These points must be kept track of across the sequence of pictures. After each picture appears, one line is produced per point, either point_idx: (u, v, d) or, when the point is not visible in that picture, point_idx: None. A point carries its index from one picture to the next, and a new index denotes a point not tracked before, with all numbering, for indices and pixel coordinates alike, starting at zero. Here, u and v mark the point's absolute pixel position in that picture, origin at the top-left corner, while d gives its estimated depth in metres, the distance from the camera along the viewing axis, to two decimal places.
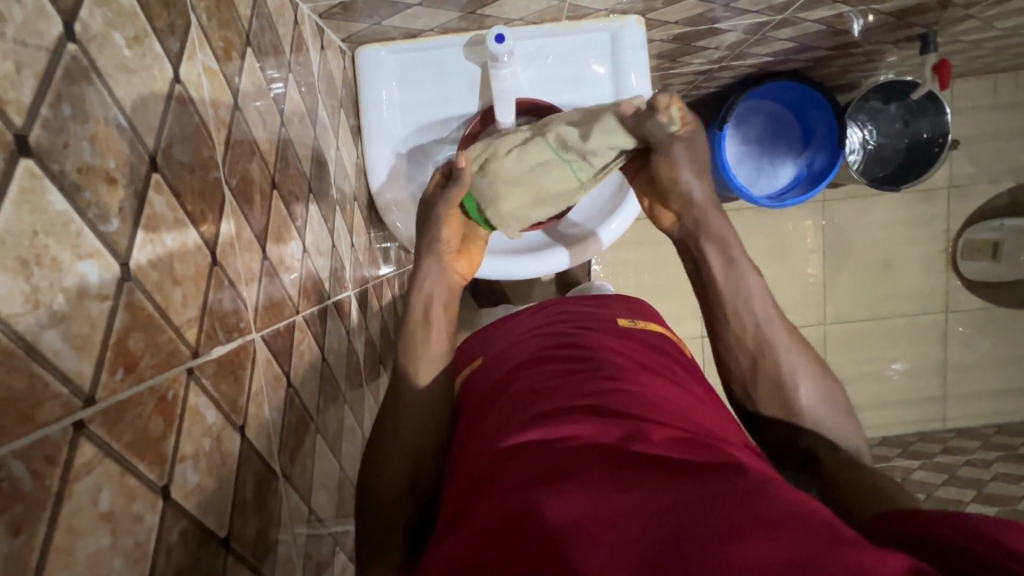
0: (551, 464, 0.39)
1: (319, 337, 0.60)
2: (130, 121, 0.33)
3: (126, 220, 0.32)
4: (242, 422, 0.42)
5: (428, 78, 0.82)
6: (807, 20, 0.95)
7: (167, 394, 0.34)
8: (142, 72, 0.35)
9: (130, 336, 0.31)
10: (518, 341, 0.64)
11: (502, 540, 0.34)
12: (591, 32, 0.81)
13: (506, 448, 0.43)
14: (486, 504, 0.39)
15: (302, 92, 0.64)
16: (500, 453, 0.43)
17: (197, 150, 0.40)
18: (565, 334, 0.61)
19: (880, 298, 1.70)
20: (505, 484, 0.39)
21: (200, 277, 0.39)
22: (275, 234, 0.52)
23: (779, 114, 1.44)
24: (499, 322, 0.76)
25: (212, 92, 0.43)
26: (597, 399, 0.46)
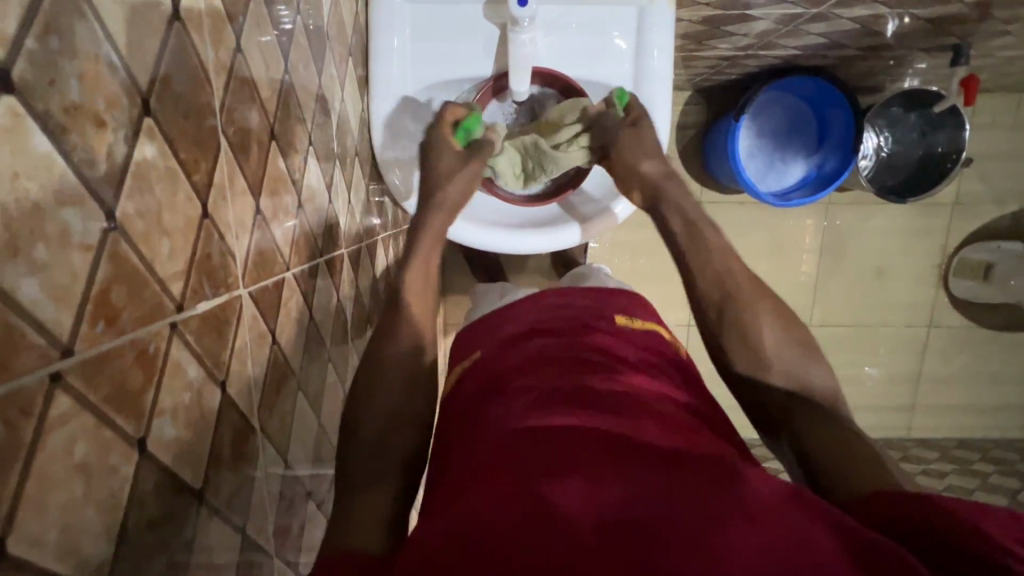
0: (555, 455, 0.39)
1: (308, 296, 0.60)
2: (124, 60, 0.31)
3: (114, 166, 0.30)
4: (224, 377, 0.42)
5: (443, 33, 0.79)
6: (843, 17, 0.92)
7: (148, 347, 0.33)
8: (138, 5, 0.32)
9: (112, 288, 0.30)
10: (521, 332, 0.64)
11: (498, 522, 0.34)
12: (619, 5, 0.77)
13: (508, 433, 0.43)
14: (486, 485, 0.39)
15: (310, 37, 0.61)
16: (501, 438, 0.43)
17: (195, 95, 0.38)
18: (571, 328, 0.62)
19: (867, 305, 1.71)
20: (505, 468, 0.39)
21: (190, 230, 0.38)
22: (271, 187, 0.50)
23: (797, 108, 1.39)
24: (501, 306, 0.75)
25: (213, 32, 0.41)
26: (603, 399, 0.46)
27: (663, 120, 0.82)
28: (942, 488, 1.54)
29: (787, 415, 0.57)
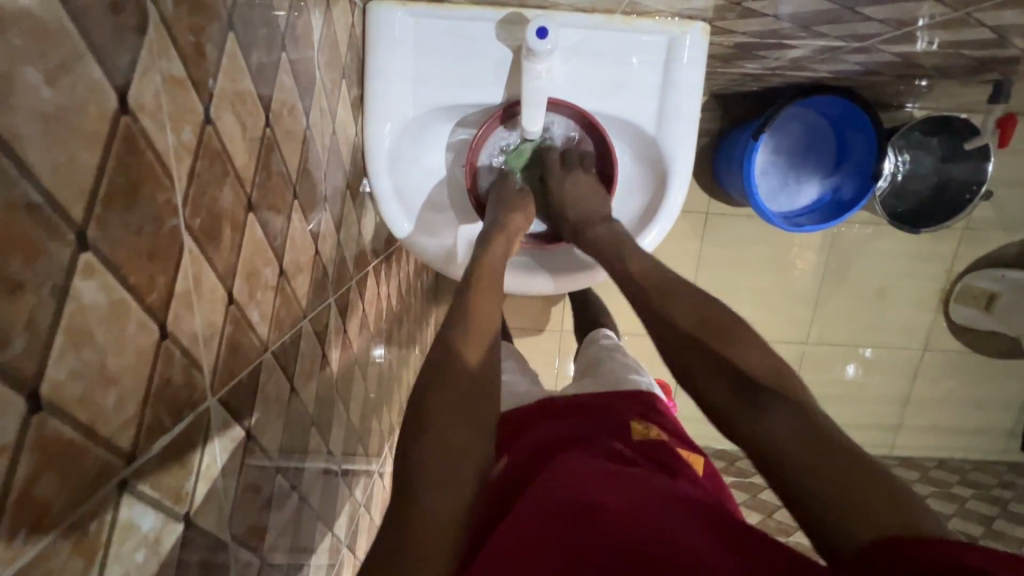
0: (584, 541, 0.38)
1: (289, 368, 0.54)
2: (53, 194, 0.25)
3: (37, 334, 0.24)
4: (187, 509, 0.37)
5: (449, 52, 0.70)
6: (886, 51, 0.84)
7: (88, 527, 0.28)
8: (73, 115, 0.26)
9: (39, 480, 0.25)
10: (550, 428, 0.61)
11: None
12: (648, 33, 0.70)
13: (534, 506, 0.43)
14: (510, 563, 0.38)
15: (295, 71, 0.53)
16: (528, 511, 0.43)
17: (151, 197, 0.32)
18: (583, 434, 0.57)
19: (866, 326, 1.59)
20: (534, 548, 0.39)
21: (143, 364, 0.32)
22: (247, 266, 0.44)
23: (817, 126, 1.32)
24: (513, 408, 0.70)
25: (175, 110, 0.33)
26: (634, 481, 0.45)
27: (685, 165, 0.75)
28: None
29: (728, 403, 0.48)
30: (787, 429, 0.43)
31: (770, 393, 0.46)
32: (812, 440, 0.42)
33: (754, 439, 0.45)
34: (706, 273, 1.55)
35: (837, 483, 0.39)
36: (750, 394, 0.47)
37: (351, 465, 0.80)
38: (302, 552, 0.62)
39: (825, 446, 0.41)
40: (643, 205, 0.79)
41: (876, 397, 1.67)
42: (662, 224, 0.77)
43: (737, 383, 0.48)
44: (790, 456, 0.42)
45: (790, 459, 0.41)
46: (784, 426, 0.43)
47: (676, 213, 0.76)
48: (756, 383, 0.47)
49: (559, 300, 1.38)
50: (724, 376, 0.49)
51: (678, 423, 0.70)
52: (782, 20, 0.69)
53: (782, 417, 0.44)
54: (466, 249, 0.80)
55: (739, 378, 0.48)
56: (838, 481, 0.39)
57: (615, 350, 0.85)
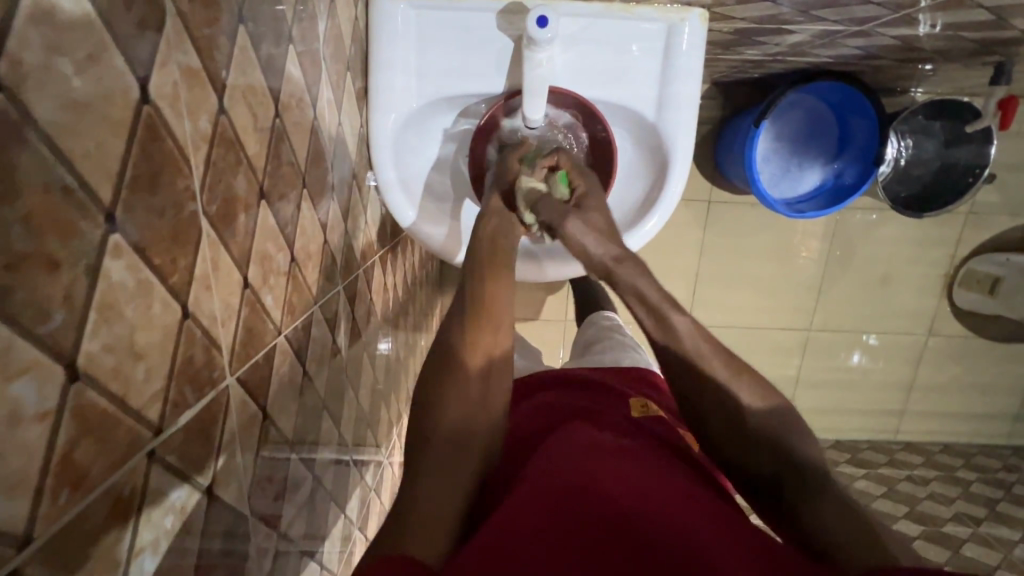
0: (592, 518, 0.40)
1: (302, 352, 0.56)
2: (86, 177, 0.26)
3: (73, 309, 0.26)
4: (210, 481, 0.39)
5: (451, 43, 0.71)
6: (885, 34, 0.85)
7: (124, 492, 0.30)
8: (101, 103, 0.27)
9: (78, 446, 0.27)
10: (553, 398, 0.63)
11: None
12: (647, 20, 0.71)
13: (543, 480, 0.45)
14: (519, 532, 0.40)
15: (302, 63, 0.54)
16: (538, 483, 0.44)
17: (171, 183, 0.33)
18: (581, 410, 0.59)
19: (869, 312, 1.60)
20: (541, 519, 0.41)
21: (168, 341, 0.33)
22: (261, 253, 0.45)
23: (819, 112, 1.31)
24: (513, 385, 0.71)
25: (192, 100, 0.35)
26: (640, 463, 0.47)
27: (686, 150, 0.76)
28: (925, 495, 1.55)
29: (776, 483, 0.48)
30: (838, 522, 0.44)
31: (825, 481, 0.47)
32: (863, 534, 0.43)
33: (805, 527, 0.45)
34: (709, 261, 1.56)
35: (884, 574, 0.40)
36: (798, 481, 0.47)
37: (361, 450, 0.82)
38: (317, 532, 0.64)
39: (873, 541, 0.42)
40: (643, 194, 0.81)
41: (880, 383, 1.68)
42: (663, 210, 0.78)
43: (784, 466, 0.48)
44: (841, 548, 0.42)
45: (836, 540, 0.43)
46: (835, 516, 0.44)
47: (677, 199, 0.78)
48: (806, 467, 0.48)
49: (562, 289, 1.40)
50: (768, 451, 0.49)
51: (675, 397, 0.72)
52: (781, 5, 0.70)
53: (833, 511, 0.45)
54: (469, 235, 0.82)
55: (788, 459, 0.48)
56: (882, 572, 0.40)
57: (613, 330, 0.87)
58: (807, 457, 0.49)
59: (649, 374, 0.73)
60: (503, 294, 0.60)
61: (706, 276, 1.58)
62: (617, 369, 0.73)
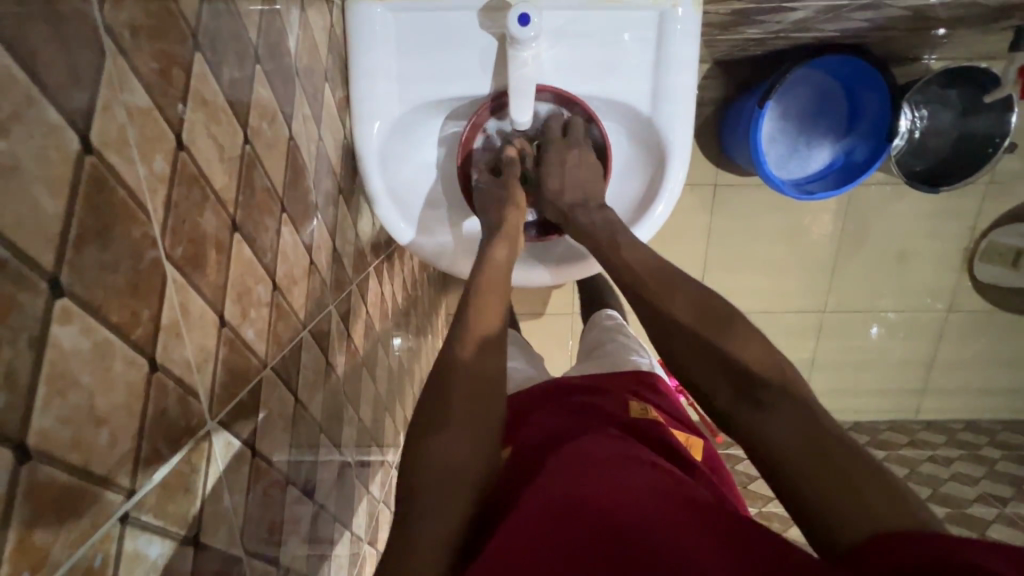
0: (588, 538, 0.38)
1: (292, 379, 0.54)
2: (19, 246, 0.25)
3: (16, 388, 0.25)
4: (196, 531, 0.38)
5: (432, 46, 0.68)
6: (895, 6, 0.80)
7: (94, 562, 0.29)
8: (33, 164, 0.26)
9: (37, 526, 0.26)
10: (558, 410, 0.61)
11: None
12: (638, 10, 0.67)
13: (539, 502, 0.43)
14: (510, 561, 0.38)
15: (272, 80, 0.52)
16: (535, 504, 0.43)
17: (125, 233, 0.31)
18: (578, 421, 0.57)
19: (885, 290, 1.55)
20: (539, 544, 0.39)
21: (134, 398, 0.32)
22: (237, 289, 0.44)
23: (828, 87, 1.25)
24: (516, 397, 0.69)
25: (143, 141, 0.33)
26: (645, 473, 0.45)
27: (685, 143, 0.72)
28: (948, 476, 1.51)
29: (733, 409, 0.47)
30: (790, 431, 0.42)
31: (783, 397, 0.45)
32: (815, 444, 0.41)
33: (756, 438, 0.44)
34: (717, 246, 1.52)
35: (832, 478, 0.39)
36: (749, 399, 0.46)
37: (367, 462, 0.81)
38: (322, 554, 0.64)
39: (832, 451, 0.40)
40: (642, 187, 0.77)
41: (899, 362, 1.63)
42: (663, 206, 0.75)
43: (739, 384, 0.47)
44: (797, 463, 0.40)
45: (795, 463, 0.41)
46: (787, 425, 0.43)
47: (678, 192, 0.74)
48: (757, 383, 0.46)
49: (567, 284, 1.37)
50: (721, 370, 0.49)
51: (679, 404, 0.70)
52: None
53: (787, 424, 0.43)
54: (472, 247, 0.79)
55: (740, 373, 0.48)
56: (836, 486, 0.38)
57: (616, 331, 0.85)
58: (769, 376, 0.46)
59: (650, 379, 0.71)
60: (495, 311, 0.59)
61: (715, 262, 1.54)
62: (621, 373, 0.71)
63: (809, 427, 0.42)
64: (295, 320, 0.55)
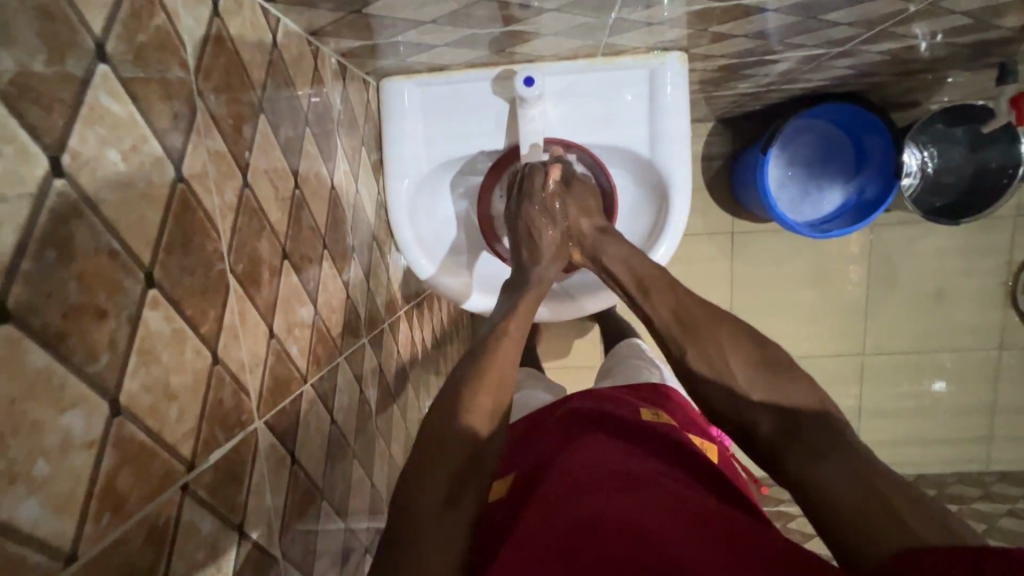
0: (579, 563, 0.39)
1: (329, 399, 0.59)
2: (125, 241, 0.32)
3: (117, 353, 0.31)
4: (241, 520, 0.42)
5: (452, 113, 0.79)
6: (871, 51, 0.86)
7: (158, 520, 0.33)
8: (140, 182, 0.33)
9: (119, 474, 0.30)
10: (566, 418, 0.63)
11: None
12: (629, 69, 0.76)
13: (539, 531, 0.43)
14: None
15: (319, 142, 0.62)
16: (536, 527, 0.44)
17: (201, 247, 0.39)
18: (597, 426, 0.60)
19: (927, 331, 1.50)
20: (551, 549, 0.41)
21: (199, 383, 0.38)
22: (285, 307, 0.51)
23: (830, 135, 1.32)
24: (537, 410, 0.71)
25: (219, 176, 0.41)
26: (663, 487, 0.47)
27: (684, 180, 0.78)
28: None
29: (778, 450, 0.48)
30: (840, 472, 0.43)
31: (832, 439, 0.46)
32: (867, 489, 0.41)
33: (798, 477, 0.46)
34: (742, 292, 1.53)
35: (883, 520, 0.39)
36: (792, 430, 0.48)
37: None
38: None
39: (872, 489, 0.41)
40: (649, 227, 0.83)
41: (956, 407, 1.54)
42: (670, 239, 0.80)
43: (785, 422, 0.49)
44: (846, 516, 0.41)
45: (836, 494, 0.42)
46: (834, 468, 0.44)
47: (682, 226, 0.79)
48: (802, 422, 0.48)
49: (592, 333, 1.40)
50: (764, 407, 0.51)
51: (694, 409, 0.72)
52: (754, 38, 0.74)
53: (836, 465, 0.44)
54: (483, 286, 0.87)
55: (787, 416, 0.49)
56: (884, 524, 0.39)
57: (631, 355, 0.88)
58: (811, 416, 0.49)
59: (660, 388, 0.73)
60: (512, 351, 0.62)
61: (740, 308, 1.54)
62: (637, 387, 0.72)
63: (852, 472, 0.43)
64: (332, 345, 0.61)
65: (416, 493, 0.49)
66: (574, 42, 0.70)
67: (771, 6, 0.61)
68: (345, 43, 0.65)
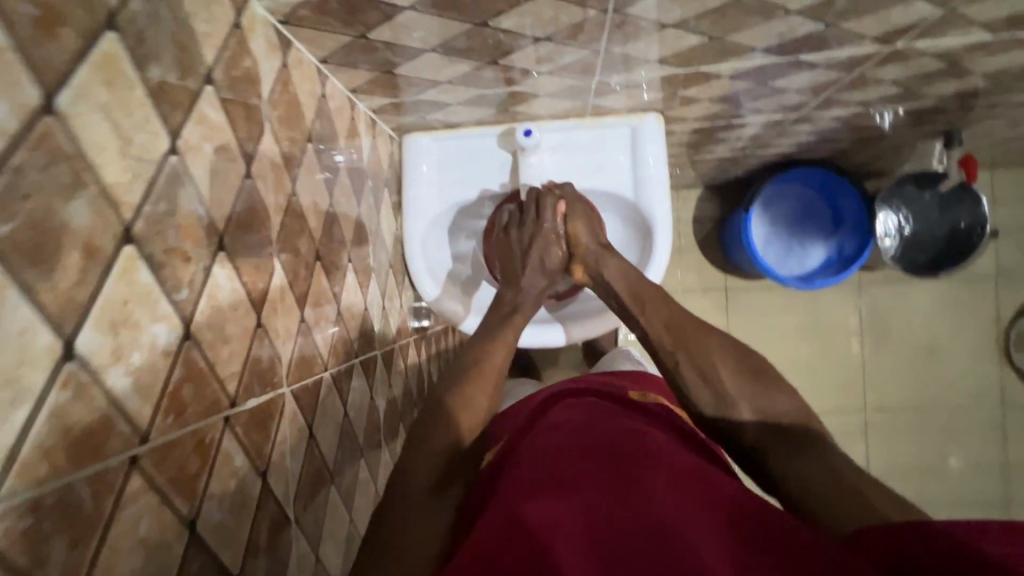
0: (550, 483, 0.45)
1: (343, 393, 0.66)
2: (208, 210, 0.42)
3: (193, 291, 0.39)
4: (265, 468, 0.47)
5: (462, 162, 0.92)
6: (825, 117, 1.00)
7: (205, 438, 0.40)
8: (222, 171, 0.44)
9: (184, 386, 0.38)
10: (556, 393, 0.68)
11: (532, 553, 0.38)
12: (613, 126, 0.90)
13: (521, 470, 0.48)
14: (495, 522, 0.42)
15: (351, 176, 0.74)
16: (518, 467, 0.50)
17: (257, 230, 0.48)
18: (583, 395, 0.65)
19: (926, 386, 1.53)
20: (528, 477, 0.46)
21: (245, 337, 0.45)
22: (314, 300, 0.59)
23: (808, 198, 1.44)
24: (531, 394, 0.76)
25: (275, 181, 0.52)
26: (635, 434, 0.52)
27: (664, 219, 0.89)
28: None
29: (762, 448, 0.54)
30: (815, 469, 0.49)
31: (810, 443, 0.52)
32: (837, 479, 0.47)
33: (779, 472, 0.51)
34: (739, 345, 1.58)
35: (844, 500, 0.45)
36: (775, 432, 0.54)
37: None
38: None
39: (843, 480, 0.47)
40: (636, 261, 0.93)
41: (967, 466, 1.51)
42: (654, 270, 0.89)
43: (770, 428, 0.55)
44: (815, 497, 0.47)
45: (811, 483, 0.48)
46: (810, 464, 0.50)
47: (665, 259, 0.89)
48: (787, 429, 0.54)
49: None
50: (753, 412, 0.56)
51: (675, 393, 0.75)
52: (719, 103, 0.88)
53: (810, 463, 0.50)
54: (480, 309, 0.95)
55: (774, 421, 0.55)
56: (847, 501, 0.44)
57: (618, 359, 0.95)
58: (794, 422, 0.54)
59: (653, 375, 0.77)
60: (492, 363, 0.68)
61: None
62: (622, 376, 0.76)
63: (825, 466, 0.49)
64: (349, 345, 0.68)
65: (416, 475, 0.54)
66: (565, 103, 0.84)
67: (726, 73, 0.75)
68: (377, 101, 0.79)
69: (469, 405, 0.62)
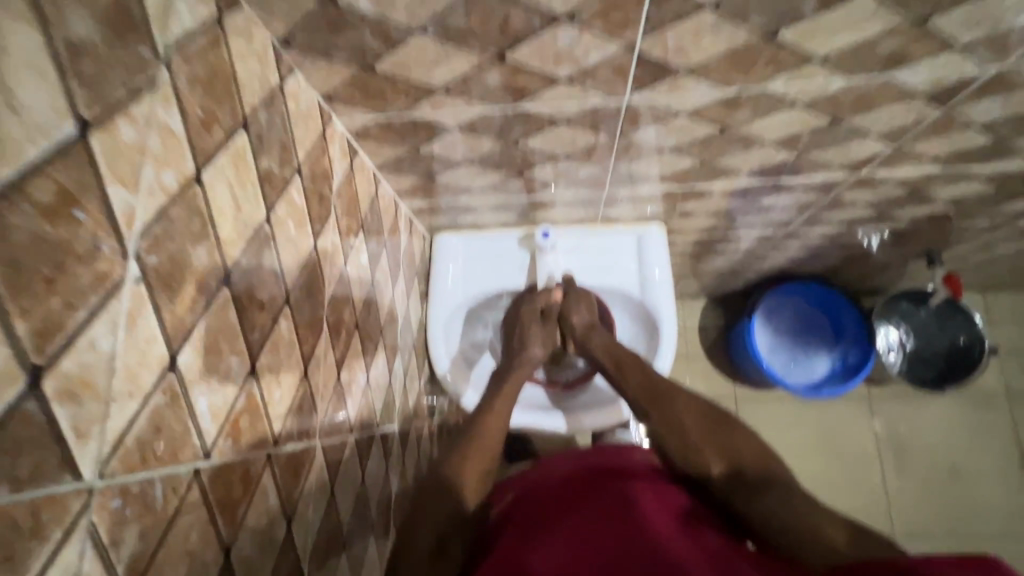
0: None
1: (363, 459, 0.68)
2: (283, 272, 0.50)
3: (262, 335, 0.46)
4: (292, 514, 0.50)
5: (485, 258, 1.03)
6: (812, 233, 1.11)
7: (251, 468, 0.43)
8: (297, 242, 0.53)
9: (243, 416, 0.43)
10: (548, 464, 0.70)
11: None
12: (621, 233, 1.01)
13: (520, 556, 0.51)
14: None
15: (389, 262, 0.84)
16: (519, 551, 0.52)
17: (314, 294, 0.56)
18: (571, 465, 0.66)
19: (957, 515, 1.42)
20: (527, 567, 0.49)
21: (294, 384, 0.51)
22: (349, 364, 0.65)
23: (809, 310, 1.50)
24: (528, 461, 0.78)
25: (332, 257, 0.61)
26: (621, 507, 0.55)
27: (669, 317, 0.97)
28: None
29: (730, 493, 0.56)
30: (782, 507, 0.52)
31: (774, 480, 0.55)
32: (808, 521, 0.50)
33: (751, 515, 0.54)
34: None
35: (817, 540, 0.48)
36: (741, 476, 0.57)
37: None
38: None
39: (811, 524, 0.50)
40: (642, 356, 0.99)
41: None
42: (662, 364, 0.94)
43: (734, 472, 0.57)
44: (792, 535, 0.50)
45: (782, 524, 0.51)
46: (775, 503, 0.53)
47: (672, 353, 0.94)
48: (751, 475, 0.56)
49: None
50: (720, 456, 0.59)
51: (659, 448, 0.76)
52: (715, 217, 1.00)
53: (778, 501, 0.53)
54: (480, 385, 1.00)
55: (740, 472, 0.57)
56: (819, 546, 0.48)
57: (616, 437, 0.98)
58: (755, 466, 0.57)
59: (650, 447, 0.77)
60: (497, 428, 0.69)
61: None
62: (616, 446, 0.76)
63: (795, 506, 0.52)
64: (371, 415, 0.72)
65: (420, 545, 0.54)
66: (579, 211, 0.96)
67: (718, 191, 0.88)
68: (417, 203, 0.92)
69: (470, 466, 0.63)
